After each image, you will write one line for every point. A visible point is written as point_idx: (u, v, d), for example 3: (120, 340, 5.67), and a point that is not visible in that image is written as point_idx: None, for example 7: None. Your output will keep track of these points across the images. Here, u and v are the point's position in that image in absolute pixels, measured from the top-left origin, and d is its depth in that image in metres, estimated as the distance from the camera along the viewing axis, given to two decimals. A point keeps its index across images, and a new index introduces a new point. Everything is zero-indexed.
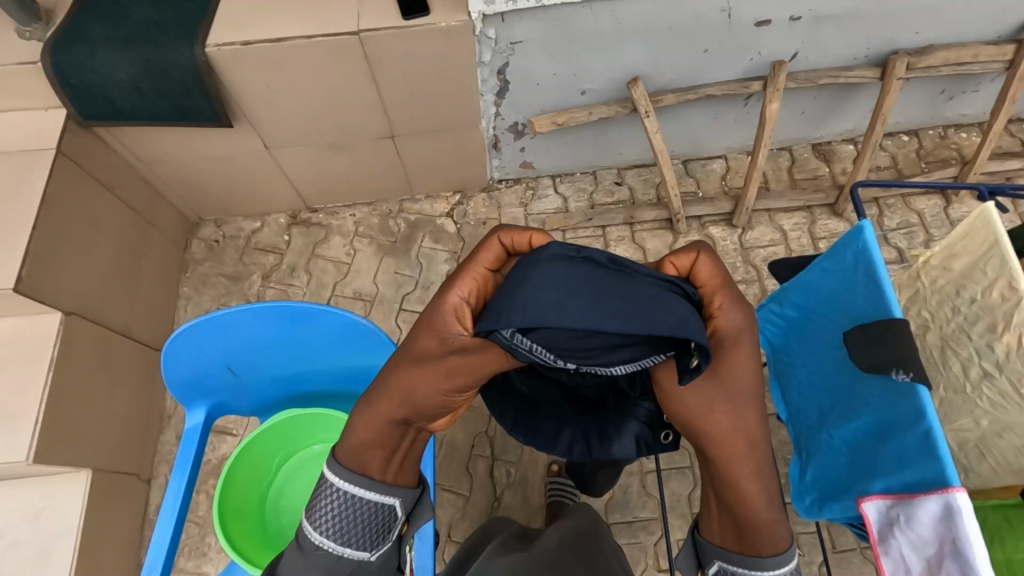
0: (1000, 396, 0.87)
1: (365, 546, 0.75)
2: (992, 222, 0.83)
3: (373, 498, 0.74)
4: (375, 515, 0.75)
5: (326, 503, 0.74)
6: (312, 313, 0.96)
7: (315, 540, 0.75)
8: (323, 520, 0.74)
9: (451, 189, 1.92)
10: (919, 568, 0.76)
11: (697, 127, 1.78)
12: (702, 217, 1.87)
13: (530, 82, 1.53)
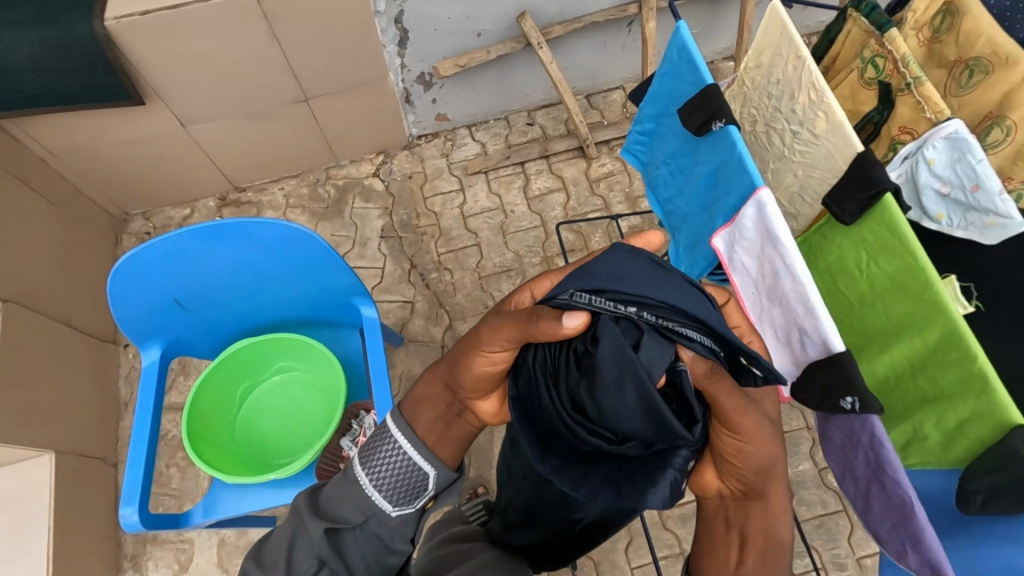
0: (805, 144, 0.91)
1: (389, 501, 0.83)
2: (777, 9, 0.91)
3: (416, 460, 0.85)
4: (413, 478, 0.84)
5: (379, 448, 0.86)
6: (254, 230, 1.02)
7: (356, 478, 0.83)
8: (372, 461, 0.84)
9: (375, 151, 2.00)
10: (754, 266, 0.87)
11: (590, 58, 1.93)
12: (610, 142, 2.02)
13: (427, 28, 1.63)
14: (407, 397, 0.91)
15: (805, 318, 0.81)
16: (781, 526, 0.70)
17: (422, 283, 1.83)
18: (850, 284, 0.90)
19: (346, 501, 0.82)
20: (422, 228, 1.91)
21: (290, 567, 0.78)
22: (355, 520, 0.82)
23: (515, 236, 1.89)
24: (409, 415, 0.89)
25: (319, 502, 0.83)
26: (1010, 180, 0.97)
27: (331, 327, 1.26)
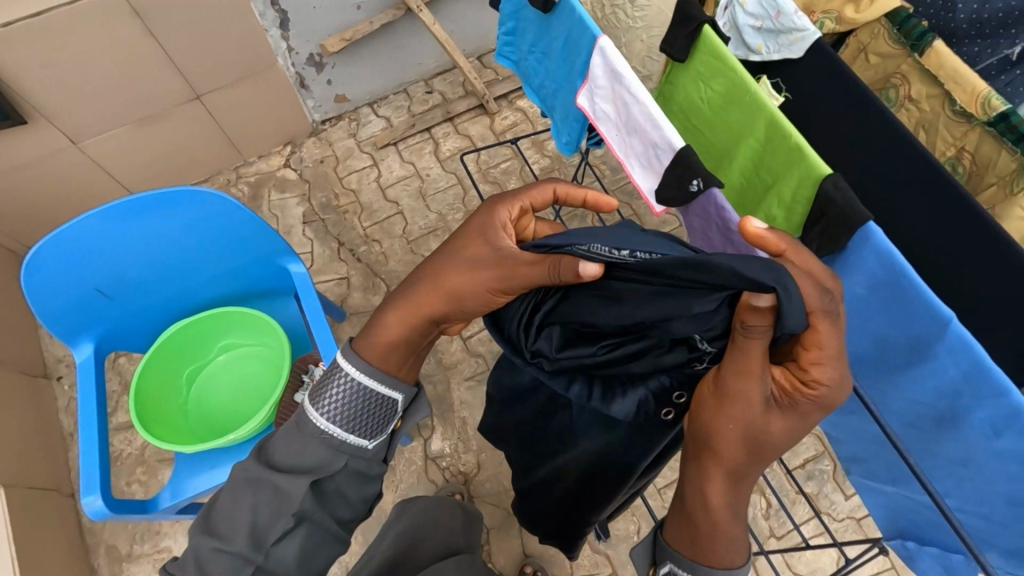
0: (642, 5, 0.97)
1: (359, 437, 0.73)
2: None
3: (380, 391, 0.74)
4: (380, 408, 0.74)
5: (332, 387, 0.73)
6: (168, 202, 1.04)
7: (314, 426, 0.73)
8: (331, 404, 0.73)
9: (281, 143, 2.01)
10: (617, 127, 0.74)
11: (475, 22, 2.00)
12: (508, 95, 2.10)
13: (306, 7, 1.65)
14: (365, 333, 0.76)
15: (651, 130, 0.67)
16: (733, 501, 0.64)
17: (353, 257, 1.86)
18: (693, 108, 0.82)
19: (305, 450, 0.72)
20: (343, 207, 1.94)
21: (258, 533, 0.70)
22: (326, 467, 0.72)
23: (435, 198, 1.95)
24: (369, 354, 0.75)
25: (274, 460, 0.72)
26: (814, 14, 1.11)
27: (266, 296, 1.28)
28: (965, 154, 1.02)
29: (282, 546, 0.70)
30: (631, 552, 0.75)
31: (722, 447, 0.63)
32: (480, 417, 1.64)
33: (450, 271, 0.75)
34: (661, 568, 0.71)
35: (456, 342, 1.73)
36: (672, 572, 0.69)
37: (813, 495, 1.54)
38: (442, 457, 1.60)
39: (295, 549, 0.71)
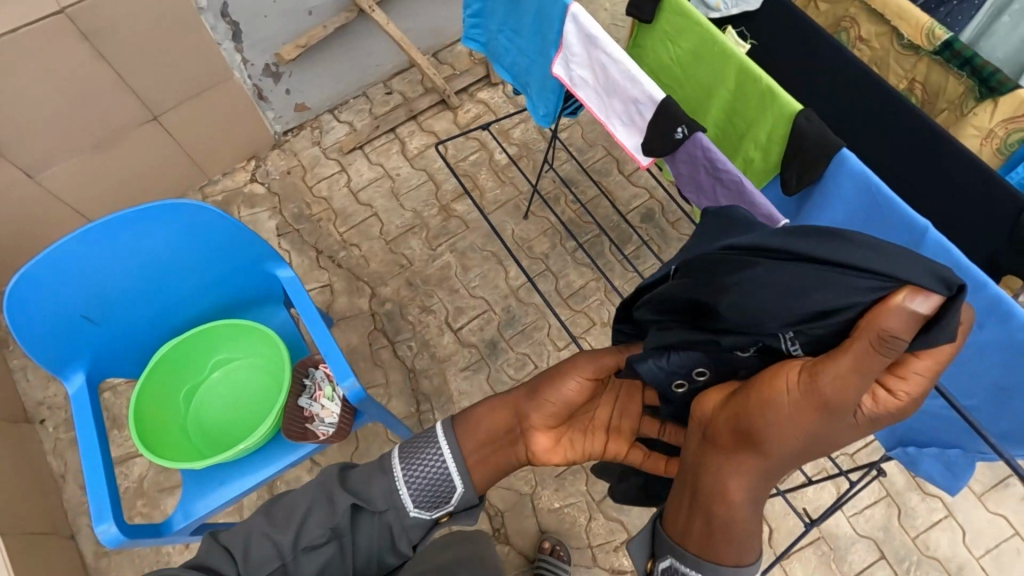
0: None
1: (412, 499, 0.79)
2: None
3: (452, 472, 0.82)
4: (442, 488, 0.81)
5: (422, 451, 0.82)
6: (149, 217, 1.03)
7: (390, 464, 0.81)
8: (417, 470, 0.81)
9: (244, 158, 1.99)
10: (597, 96, 0.77)
11: (428, 19, 2.01)
12: (468, 88, 2.11)
13: (257, 16, 1.64)
14: (464, 413, 0.87)
15: (630, 88, 0.71)
16: (755, 488, 0.61)
17: (334, 264, 1.86)
18: (663, 68, 0.85)
19: (372, 481, 0.79)
20: (317, 215, 1.93)
21: (301, 534, 0.73)
22: (379, 505, 0.78)
23: (408, 196, 1.96)
24: (461, 429, 0.85)
25: (345, 480, 0.80)
26: None
27: (255, 306, 1.27)
28: (917, 84, 1.12)
29: (309, 555, 0.73)
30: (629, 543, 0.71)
31: (759, 436, 0.58)
32: None
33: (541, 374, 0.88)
34: (660, 562, 0.67)
35: (447, 334, 1.75)
36: (674, 566, 0.65)
37: None
38: None
39: (317, 566, 0.73)
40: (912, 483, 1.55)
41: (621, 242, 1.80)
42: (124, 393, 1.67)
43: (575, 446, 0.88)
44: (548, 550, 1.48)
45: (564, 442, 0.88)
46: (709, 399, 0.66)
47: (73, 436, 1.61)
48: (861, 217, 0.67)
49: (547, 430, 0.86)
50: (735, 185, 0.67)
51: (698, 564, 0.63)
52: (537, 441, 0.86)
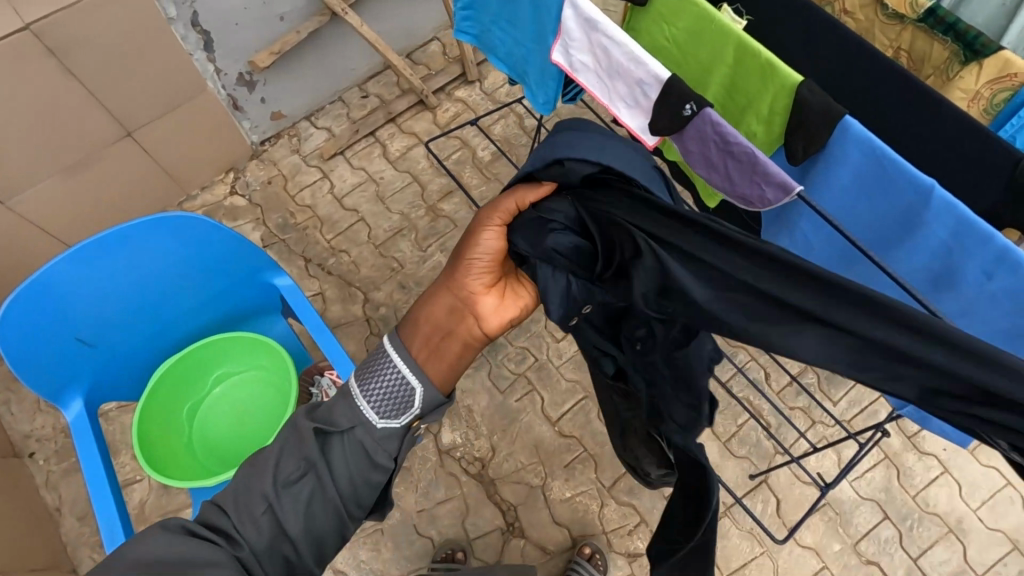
0: None
1: (374, 411, 0.83)
2: None
3: (403, 371, 0.86)
4: (402, 393, 0.85)
5: (374, 367, 0.87)
6: (141, 233, 1.01)
7: (348, 387, 0.85)
8: (377, 392, 0.84)
9: (222, 170, 1.95)
10: (597, 78, 0.78)
11: (400, 19, 1.99)
12: (445, 87, 2.10)
13: (228, 25, 1.61)
14: (405, 321, 0.92)
15: (634, 69, 0.71)
16: None
17: (324, 272, 1.84)
18: (659, 50, 0.87)
19: (335, 407, 0.83)
20: (302, 224, 1.91)
21: (277, 475, 0.77)
22: (343, 425, 0.82)
23: (394, 199, 1.94)
24: (405, 334, 0.90)
25: (313, 412, 0.84)
26: None
27: (253, 318, 1.25)
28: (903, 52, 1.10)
29: (292, 492, 0.77)
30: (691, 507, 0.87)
31: None
32: (485, 402, 1.65)
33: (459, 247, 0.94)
34: None
35: None
36: None
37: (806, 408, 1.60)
38: (455, 447, 1.60)
39: (302, 502, 0.77)
40: (908, 444, 1.60)
41: None
42: (116, 418, 1.62)
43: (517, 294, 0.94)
44: (587, 556, 1.47)
45: (507, 293, 0.93)
46: None
47: (66, 467, 1.56)
48: (869, 180, 0.68)
49: (486, 290, 0.92)
50: (747, 159, 0.66)
51: None
52: (482, 304, 0.91)
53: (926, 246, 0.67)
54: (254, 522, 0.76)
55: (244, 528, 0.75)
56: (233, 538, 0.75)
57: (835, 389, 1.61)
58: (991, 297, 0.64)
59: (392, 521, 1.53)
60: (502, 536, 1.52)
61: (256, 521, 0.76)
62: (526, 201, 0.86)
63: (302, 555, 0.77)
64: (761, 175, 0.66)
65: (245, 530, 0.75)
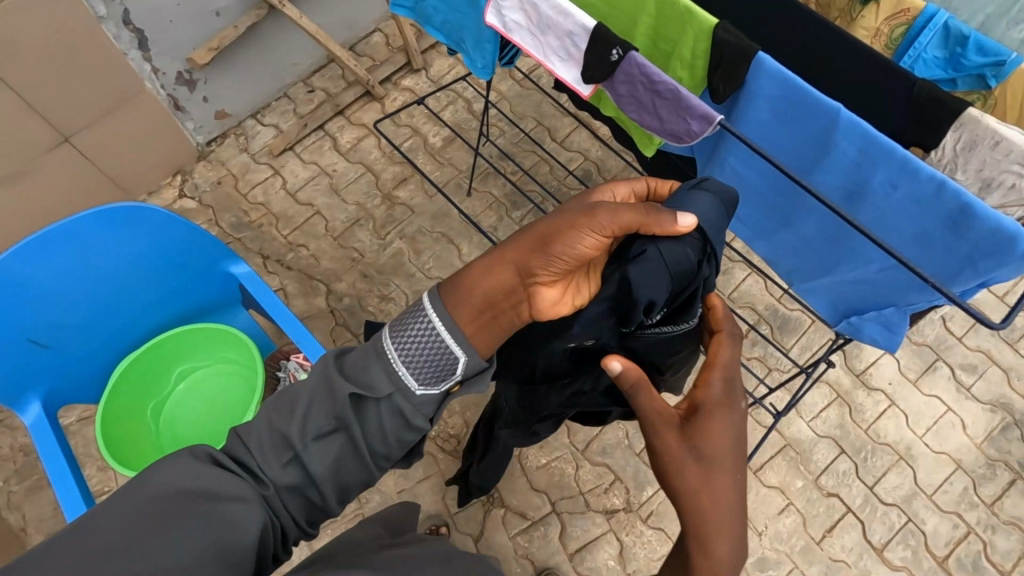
0: None
1: (414, 378, 0.73)
2: None
3: (449, 342, 0.74)
4: (442, 358, 0.74)
5: (413, 326, 0.74)
6: (90, 227, 1.00)
7: (382, 347, 0.74)
8: (411, 350, 0.73)
9: (169, 173, 1.92)
10: (529, 38, 0.83)
11: (339, 11, 1.98)
12: (391, 77, 2.10)
13: (162, 22, 1.58)
14: (451, 278, 0.77)
15: (564, 22, 0.77)
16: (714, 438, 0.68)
17: (283, 267, 1.83)
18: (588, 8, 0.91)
19: (369, 368, 0.72)
20: (257, 222, 1.89)
21: (302, 423, 0.69)
22: (381, 390, 0.72)
23: (348, 190, 1.94)
24: (451, 299, 0.75)
25: (345, 367, 0.74)
26: None
27: (214, 311, 1.24)
28: None
29: (321, 445, 0.69)
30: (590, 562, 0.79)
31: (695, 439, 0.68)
32: None
33: (550, 218, 0.74)
34: None
35: None
36: None
37: (761, 357, 1.68)
38: (430, 427, 1.62)
39: (330, 454, 0.69)
40: (857, 381, 1.70)
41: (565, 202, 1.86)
42: (79, 431, 1.58)
43: (578, 289, 0.79)
44: None
45: (572, 287, 0.78)
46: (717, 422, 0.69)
47: (29, 486, 1.51)
48: (786, 109, 0.74)
49: (555, 281, 0.76)
50: (673, 95, 0.73)
51: None
52: (544, 294, 0.75)
53: (841, 165, 0.74)
54: (280, 464, 0.67)
55: (270, 468, 0.67)
56: (261, 476, 0.67)
57: (788, 335, 1.70)
58: (898, 205, 0.71)
59: (372, 504, 1.54)
60: (483, 507, 1.55)
61: (283, 465, 0.67)
62: (651, 231, 0.72)
63: (327, 501, 0.70)
64: (687, 109, 0.73)
65: (273, 472, 0.67)
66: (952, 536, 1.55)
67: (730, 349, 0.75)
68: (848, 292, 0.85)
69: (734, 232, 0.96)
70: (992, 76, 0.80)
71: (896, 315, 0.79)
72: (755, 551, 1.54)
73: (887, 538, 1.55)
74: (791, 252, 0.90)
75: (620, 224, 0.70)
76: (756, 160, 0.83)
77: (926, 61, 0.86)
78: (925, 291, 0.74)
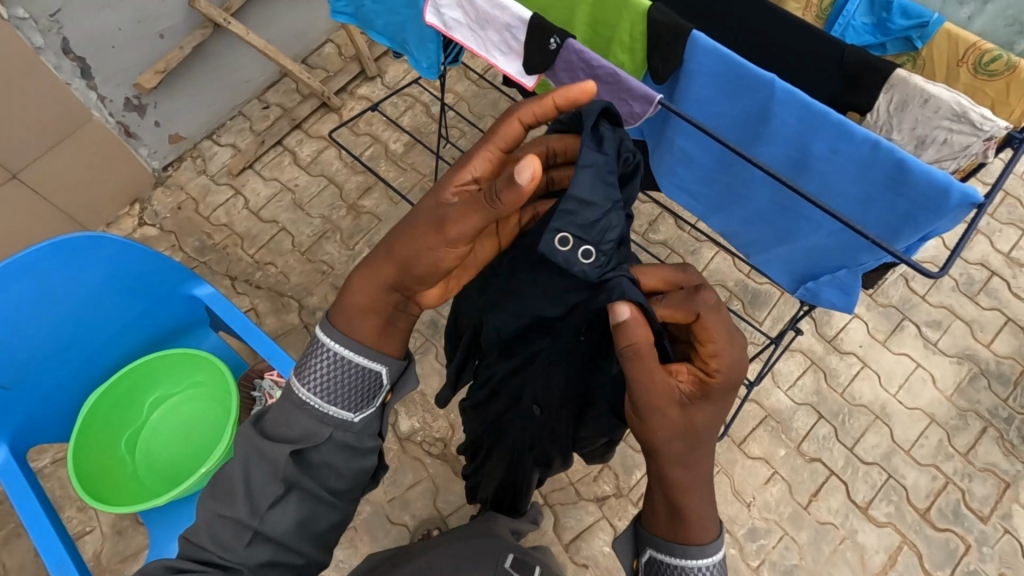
0: None
1: (346, 410, 0.74)
2: None
3: (362, 362, 0.73)
4: (362, 383, 0.74)
5: (313, 359, 0.73)
6: (43, 260, 0.97)
7: (298, 396, 0.73)
8: (320, 387, 0.73)
9: (127, 203, 1.88)
10: (467, 34, 0.85)
11: (286, 24, 1.96)
12: (347, 87, 2.08)
13: (104, 47, 1.55)
14: (336, 304, 0.74)
15: (500, 15, 0.78)
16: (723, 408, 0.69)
17: (252, 287, 1.81)
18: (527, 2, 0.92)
19: (293, 420, 0.73)
20: (221, 243, 1.87)
21: (253, 497, 0.72)
22: (312, 436, 0.73)
23: (312, 204, 1.92)
24: (343, 326, 0.73)
25: (268, 428, 0.74)
26: None
27: (182, 335, 1.22)
28: None
29: (277, 510, 0.73)
30: (615, 543, 0.79)
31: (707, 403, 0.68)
32: (436, 384, 1.67)
33: (403, 240, 0.69)
34: (643, 556, 0.75)
35: None
36: (653, 558, 0.74)
37: None
38: (415, 433, 1.62)
39: (289, 513, 0.73)
40: (829, 347, 1.74)
41: None
42: (53, 474, 1.53)
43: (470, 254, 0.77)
44: None
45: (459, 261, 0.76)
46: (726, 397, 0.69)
47: (5, 535, 1.46)
48: (726, 83, 0.76)
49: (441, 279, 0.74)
50: (612, 79, 0.74)
51: (668, 551, 0.71)
52: (433, 294, 0.75)
53: (782, 135, 0.76)
54: (244, 545, 0.72)
55: (234, 554, 0.71)
56: (226, 565, 0.71)
57: (759, 309, 1.73)
58: (841, 168, 0.73)
59: (363, 515, 1.53)
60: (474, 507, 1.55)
61: (247, 544, 0.72)
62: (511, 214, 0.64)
63: (305, 553, 0.76)
64: (628, 91, 0.74)
65: (237, 556, 0.71)
66: (932, 488, 1.60)
67: (727, 325, 0.66)
68: (802, 259, 0.87)
69: (688, 210, 0.98)
70: (918, 38, 0.83)
71: (849, 277, 0.82)
72: (746, 522, 1.56)
73: (871, 497, 1.59)
74: (744, 225, 0.92)
75: (471, 228, 0.64)
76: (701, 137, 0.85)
77: (856, 28, 0.89)
78: (873, 251, 0.76)
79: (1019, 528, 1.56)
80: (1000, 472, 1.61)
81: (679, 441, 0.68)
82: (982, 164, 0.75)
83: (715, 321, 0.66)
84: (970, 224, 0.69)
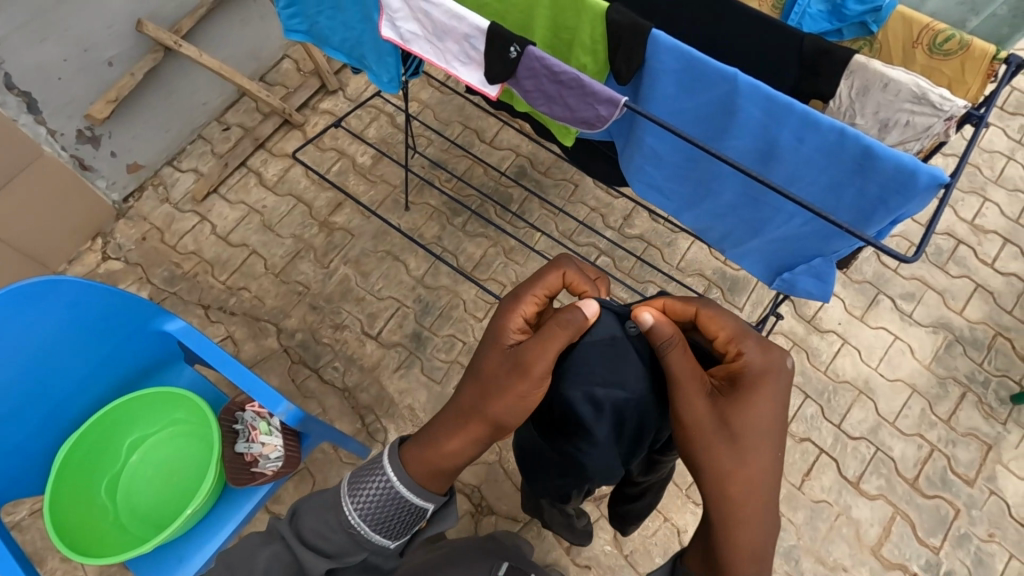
0: None
1: (385, 537, 0.77)
2: None
3: (415, 501, 0.77)
4: (405, 514, 0.77)
5: (370, 485, 0.77)
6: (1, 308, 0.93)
7: (346, 518, 0.76)
8: (370, 513, 0.76)
9: (89, 237, 1.82)
10: (425, 45, 0.83)
11: (240, 42, 1.91)
12: (309, 102, 2.04)
13: (50, 80, 1.50)
14: (414, 456, 0.78)
15: (457, 25, 0.77)
16: (766, 405, 0.71)
17: (227, 314, 1.76)
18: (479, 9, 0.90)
19: (331, 534, 0.76)
20: (191, 271, 1.82)
21: None
22: (348, 555, 0.76)
23: (282, 224, 1.88)
24: (415, 464, 0.77)
25: (303, 532, 0.76)
26: None
27: (157, 371, 1.18)
28: None
29: None
30: None
31: (743, 406, 0.71)
32: (425, 398, 1.66)
33: (482, 399, 0.77)
34: None
35: (367, 342, 1.73)
36: None
37: None
38: None
39: None
40: (809, 327, 1.77)
41: (503, 203, 1.86)
42: (32, 525, 1.47)
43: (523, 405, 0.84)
44: None
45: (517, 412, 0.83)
46: (762, 396, 0.71)
47: None
48: (688, 78, 0.76)
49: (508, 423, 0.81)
50: (576, 84, 0.73)
51: None
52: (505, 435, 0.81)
53: (749, 126, 0.75)
54: None
55: None
56: None
57: (738, 295, 1.74)
58: (809, 157, 0.73)
59: None
60: (472, 519, 1.54)
61: None
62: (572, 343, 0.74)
63: None
64: (592, 95, 0.74)
65: None
66: (918, 457, 1.63)
67: (727, 316, 0.75)
68: (778, 250, 0.87)
69: (660, 208, 0.97)
70: (872, 22, 0.83)
71: (824, 265, 0.83)
72: None
73: (861, 471, 1.62)
74: (717, 219, 0.92)
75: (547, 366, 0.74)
76: (666, 134, 0.85)
77: (812, 15, 0.87)
78: (845, 237, 0.77)
79: (1005, 488, 1.60)
80: (982, 435, 1.65)
81: (714, 443, 0.70)
82: (945, 143, 0.77)
83: (714, 311, 0.75)
84: (940, 204, 0.69)
